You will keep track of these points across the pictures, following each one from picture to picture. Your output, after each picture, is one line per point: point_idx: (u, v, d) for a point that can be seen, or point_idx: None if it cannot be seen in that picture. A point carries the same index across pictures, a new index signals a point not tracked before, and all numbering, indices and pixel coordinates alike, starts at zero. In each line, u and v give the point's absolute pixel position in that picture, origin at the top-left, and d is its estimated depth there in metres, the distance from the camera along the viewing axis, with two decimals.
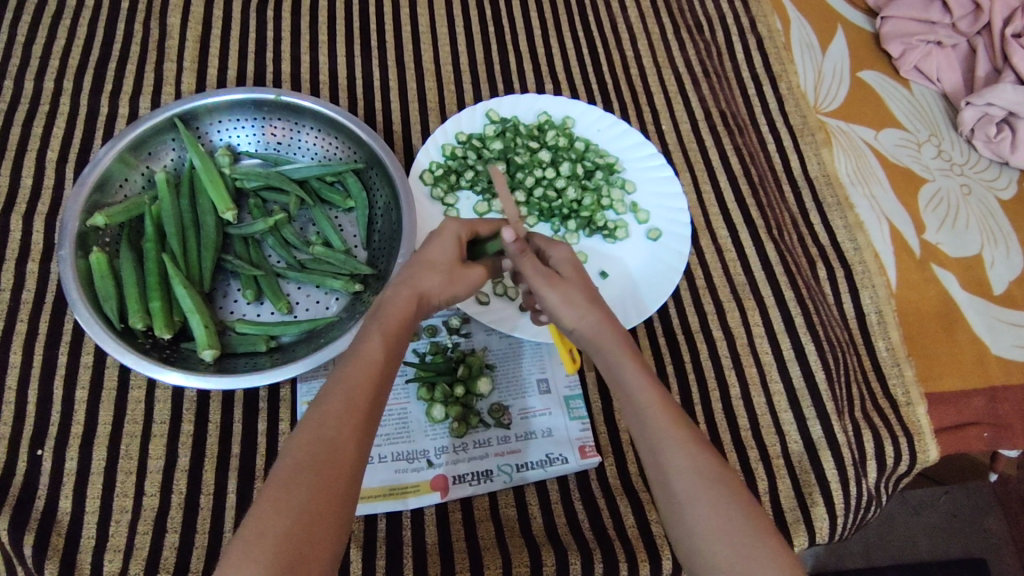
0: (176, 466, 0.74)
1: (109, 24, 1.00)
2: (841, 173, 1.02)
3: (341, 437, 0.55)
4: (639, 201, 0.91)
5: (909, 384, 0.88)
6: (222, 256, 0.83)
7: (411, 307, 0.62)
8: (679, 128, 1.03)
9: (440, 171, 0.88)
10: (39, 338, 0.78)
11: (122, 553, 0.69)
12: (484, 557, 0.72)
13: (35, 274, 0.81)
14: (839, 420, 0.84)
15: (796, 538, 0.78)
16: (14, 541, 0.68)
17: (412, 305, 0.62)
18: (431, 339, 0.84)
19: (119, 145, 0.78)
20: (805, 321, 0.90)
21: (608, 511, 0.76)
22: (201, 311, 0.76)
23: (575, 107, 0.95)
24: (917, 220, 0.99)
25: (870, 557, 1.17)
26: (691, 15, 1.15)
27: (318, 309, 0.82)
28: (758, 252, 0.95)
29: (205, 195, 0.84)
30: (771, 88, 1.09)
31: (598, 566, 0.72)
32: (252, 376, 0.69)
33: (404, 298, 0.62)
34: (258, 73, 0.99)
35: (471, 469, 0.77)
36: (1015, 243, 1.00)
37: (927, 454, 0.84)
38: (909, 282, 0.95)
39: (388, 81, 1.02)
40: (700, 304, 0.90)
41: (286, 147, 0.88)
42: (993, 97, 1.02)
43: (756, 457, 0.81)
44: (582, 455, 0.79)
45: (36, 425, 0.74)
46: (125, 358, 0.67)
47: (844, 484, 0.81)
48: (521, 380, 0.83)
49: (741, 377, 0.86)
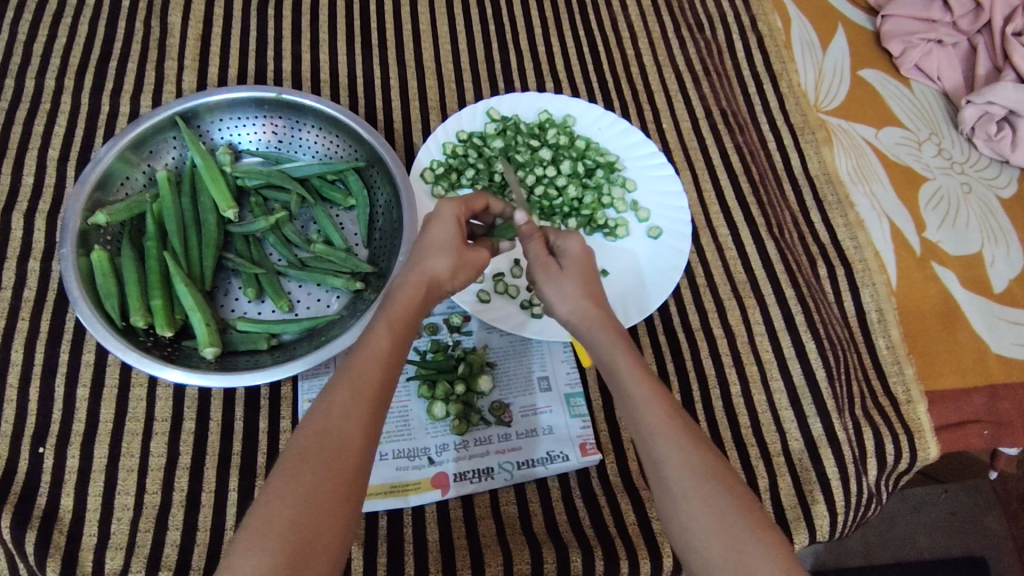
0: (178, 463, 0.74)
1: (110, 22, 1.00)
2: (842, 171, 1.02)
3: (349, 429, 0.55)
4: (639, 199, 0.91)
5: (910, 381, 0.88)
6: (223, 254, 0.83)
7: (420, 294, 0.62)
8: (679, 127, 1.03)
9: (440, 169, 0.88)
10: (41, 336, 0.78)
11: (124, 550, 0.69)
12: (485, 555, 0.72)
13: (37, 272, 0.82)
14: (839, 417, 0.84)
15: (796, 535, 0.79)
16: (16, 538, 0.68)
17: (422, 292, 0.62)
18: (433, 337, 0.84)
19: (120, 143, 0.78)
20: (805, 319, 0.90)
21: (609, 508, 0.77)
22: (203, 309, 0.76)
23: (576, 105, 0.95)
24: (918, 218, 0.99)
25: (870, 554, 1.17)
26: (692, 13, 1.15)
27: (319, 306, 0.83)
28: (758, 250, 0.95)
29: (207, 193, 0.84)
30: (772, 86, 1.09)
31: (600, 563, 0.72)
32: (254, 374, 0.69)
33: (414, 287, 0.62)
34: (259, 72, 0.99)
35: (473, 467, 0.77)
36: (1016, 241, 1.00)
37: (927, 452, 0.84)
38: (910, 281, 0.95)
39: (389, 80, 1.02)
40: (702, 303, 0.91)
41: (288, 145, 0.88)
42: (993, 95, 1.02)
43: (757, 454, 0.82)
44: (583, 452, 0.79)
45: (39, 422, 0.74)
46: (127, 356, 0.67)
47: (844, 482, 0.81)
48: (523, 378, 0.83)
49: (742, 375, 0.86)
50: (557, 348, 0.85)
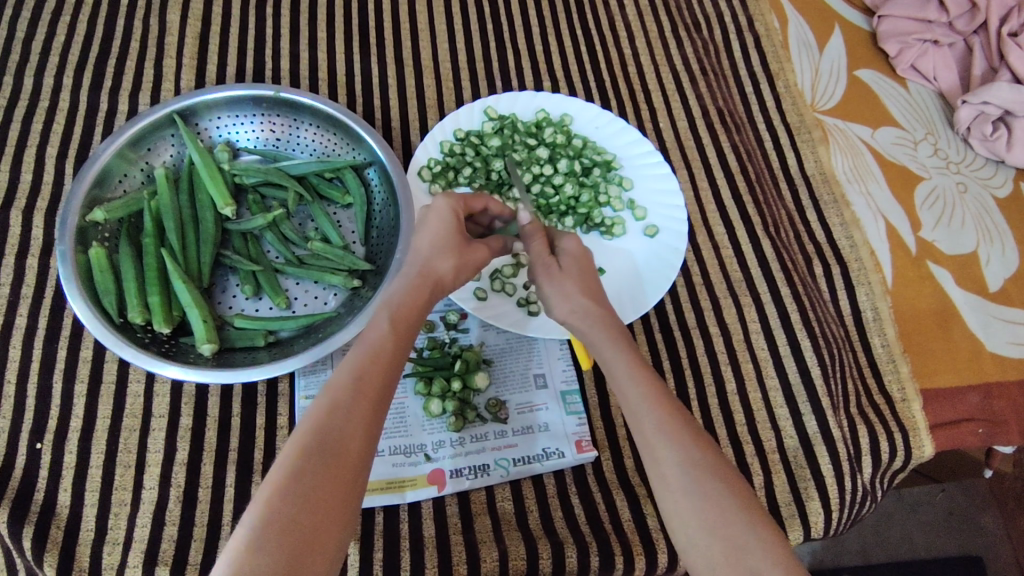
0: (175, 459, 0.74)
1: (109, 20, 1.00)
2: (838, 171, 1.03)
3: (351, 428, 0.55)
4: (636, 198, 0.92)
5: (905, 380, 0.88)
6: (221, 252, 0.83)
7: (425, 294, 0.63)
8: (676, 126, 1.04)
9: (437, 168, 0.88)
10: (39, 333, 0.78)
11: (122, 545, 0.69)
12: (481, 551, 0.72)
13: (35, 269, 0.82)
14: (834, 415, 0.85)
15: (791, 533, 0.79)
16: (14, 532, 0.68)
17: (427, 291, 0.63)
18: (430, 335, 0.84)
19: (119, 140, 0.78)
20: (801, 318, 0.91)
21: (605, 504, 0.77)
22: (200, 306, 0.76)
23: (572, 104, 0.95)
24: (914, 218, 1.00)
25: (867, 555, 1.17)
26: (689, 14, 1.15)
27: (317, 304, 0.83)
28: (755, 249, 0.95)
29: (205, 191, 0.84)
30: (769, 86, 1.10)
31: (595, 560, 0.73)
32: (251, 371, 0.69)
33: (419, 286, 0.63)
34: (257, 71, 1.00)
35: (469, 464, 0.78)
36: (1012, 240, 1.00)
37: (921, 450, 0.85)
38: (906, 280, 0.96)
39: (387, 79, 1.02)
40: (698, 302, 0.91)
41: (286, 143, 0.88)
42: (989, 95, 1.02)
43: (753, 452, 0.82)
44: (579, 449, 0.79)
45: (36, 418, 0.74)
46: (124, 352, 0.68)
47: (839, 479, 0.81)
48: (519, 374, 0.83)
49: (737, 373, 0.87)
50: (553, 346, 0.85)
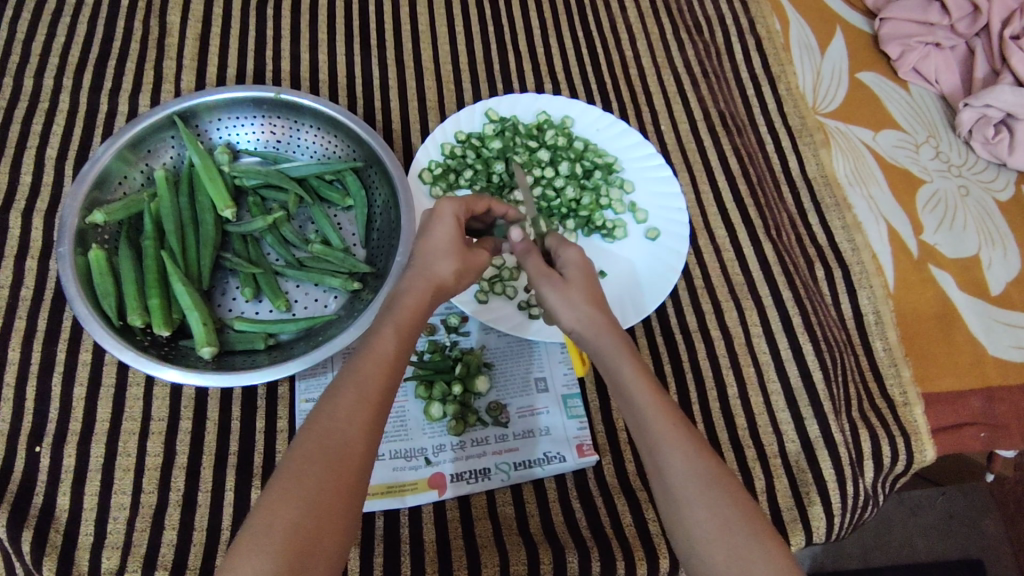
0: (174, 464, 0.73)
1: (109, 21, 1.00)
2: (840, 173, 1.03)
3: (352, 431, 0.55)
4: (638, 200, 0.91)
5: (906, 384, 0.88)
6: (221, 254, 0.83)
7: (428, 297, 0.63)
8: (678, 128, 1.04)
9: (438, 170, 0.88)
10: (39, 335, 0.78)
11: (121, 550, 0.69)
12: (482, 555, 0.72)
13: (35, 271, 0.82)
14: (836, 419, 0.85)
15: (793, 538, 0.79)
16: (13, 536, 0.68)
17: (429, 295, 0.63)
18: (431, 338, 0.84)
19: (118, 142, 0.78)
20: (803, 322, 0.90)
21: (606, 509, 0.77)
22: (201, 309, 0.76)
23: (574, 106, 0.95)
24: (916, 221, 1.00)
25: (868, 558, 1.17)
26: (690, 16, 1.15)
27: (317, 307, 0.83)
28: (756, 252, 0.95)
29: (205, 192, 0.84)
30: (770, 89, 1.09)
31: (596, 565, 0.73)
32: (252, 373, 0.69)
33: (421, 291, 0.62)
34: (258, 72, 0.99)
35: (470, 467, 0.77)
36: (1013, 243, 1.00)
37: (923, 454, 0.84)
38: (908, 283, 0.95)
39: (388, 80, 1.02)
40: (699, 304, 0.91)
41: (286, 145, 0.88)
42: (991, 98, 1.02)
43: (754, 455, 0.82)
44: (580, 453, 0.79)
45: (35, 421, 0.74)
46: (124, 355, 0.67)
47: (842, 484, 0.81)
48: (520, 378, 0.83)
49: (739, 376, 0.86)
50: (555, 349, 0.84)
